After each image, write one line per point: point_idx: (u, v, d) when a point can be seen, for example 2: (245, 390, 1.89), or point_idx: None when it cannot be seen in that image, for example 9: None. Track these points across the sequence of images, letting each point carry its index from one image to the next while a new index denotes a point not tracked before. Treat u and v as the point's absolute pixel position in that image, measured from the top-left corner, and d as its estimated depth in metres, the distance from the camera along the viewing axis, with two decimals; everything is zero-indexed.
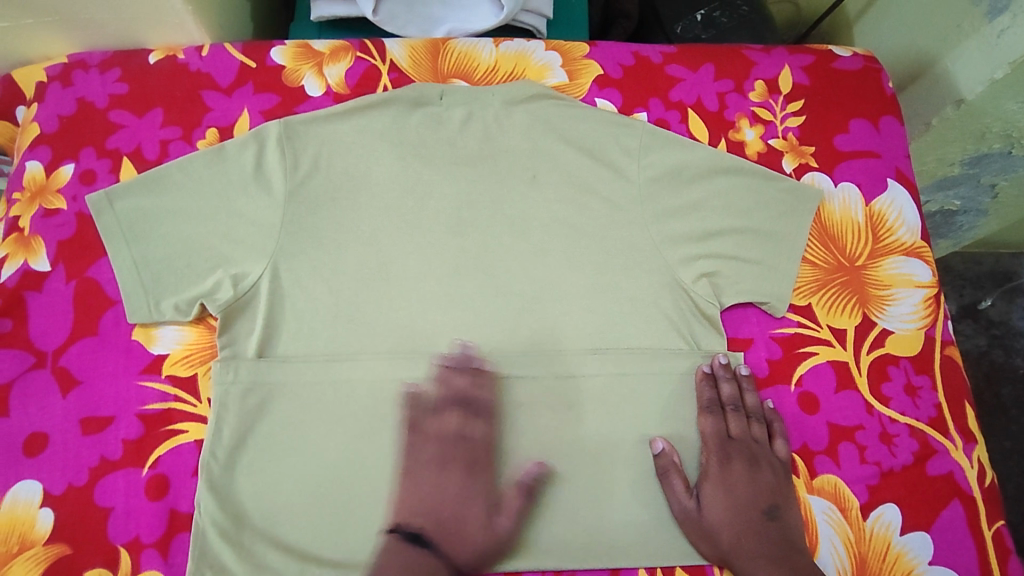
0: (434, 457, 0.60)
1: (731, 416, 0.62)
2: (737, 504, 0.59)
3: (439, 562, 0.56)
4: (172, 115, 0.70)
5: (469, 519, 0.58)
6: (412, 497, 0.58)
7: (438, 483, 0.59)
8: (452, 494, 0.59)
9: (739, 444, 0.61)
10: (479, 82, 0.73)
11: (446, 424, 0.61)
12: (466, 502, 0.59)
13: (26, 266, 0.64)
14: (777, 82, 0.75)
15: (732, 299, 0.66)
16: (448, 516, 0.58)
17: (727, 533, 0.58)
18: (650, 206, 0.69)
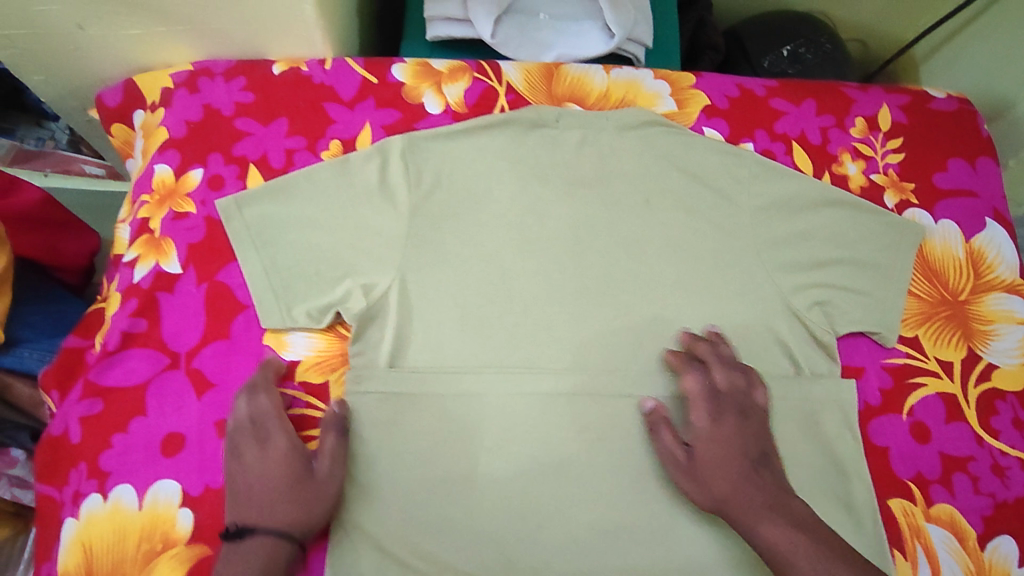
0: (250, 435, 0.58)
1: (716, 370, 0.62)
2: (731, 453, 0.58)
3: (274, 538, 0.53)
4: (297, 126, 0.71)
5: (283, 482, 0.56)
6: (235, 488, 0.56)
7: (239, 467, 0.57)
8: (255, 472, 0.56)
9: (728, 397, 0.61)
10: (593, 107, 0.76)
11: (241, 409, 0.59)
12: (267, 470, 0.56)
13: (159, 268, 0.65)
14: (877, 119, 0.78)
15: (844, 328, 0.68)
16: (265, 493, 0.55)
17: (719, 484, 0.57)
18: (762, 234, 0.71)
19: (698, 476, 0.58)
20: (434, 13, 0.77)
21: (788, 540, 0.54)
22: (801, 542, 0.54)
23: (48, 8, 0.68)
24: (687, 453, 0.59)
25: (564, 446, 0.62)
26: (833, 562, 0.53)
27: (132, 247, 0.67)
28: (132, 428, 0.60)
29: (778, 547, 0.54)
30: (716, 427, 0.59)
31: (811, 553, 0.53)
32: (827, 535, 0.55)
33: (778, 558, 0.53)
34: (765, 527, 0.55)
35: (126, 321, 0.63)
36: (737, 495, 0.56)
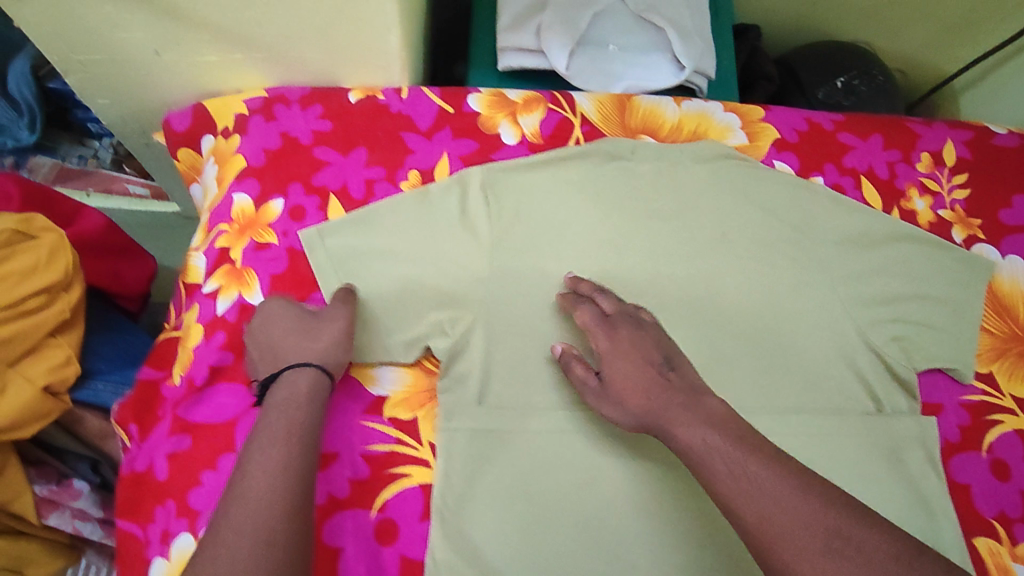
0: (258, 319, 0.62)
1: (603, 299, 0.63)
2: (632, 367, 0.57)
3: (304, 370, 0.57)
4: (376, 156, 0.71)
5: (294, 333, 0.60)
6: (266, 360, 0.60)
7: (259, 347, 0.60)
8: (271, 340, 0.60)
9: (619, 315, 0.61)
10: (666, 140, 0.76)
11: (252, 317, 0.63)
12: (280, 329, 0.60)
13: (243, 300, 0.64)
14: (942, 154, 0.79)
15: (924, 364, 0.68)
16: (285, 350, 0.59)
17: (632, 399, 0.56)
18: (838, 269, 0.71)
19: (615, 399, 0.57)
20: (508, 44, 0.77)
21: (699, 437, 0.51)
22: (731, 446, 0.49)
23: (130, 35, 0.68)
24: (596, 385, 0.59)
25: (655, 484, 0.62)
26: (770, 465, 0.48)
27: (213, 278, 0.66)
28: (221, 465, 0.59)
29: (699, 450, 0.50)
30: (611, 347, 0.59)
31: (733, 452, 0.49)
32: (734, 438, 0.50)
33: (703, 459, 0.50)
34: (678, 430, 0.52)
35: (213, 355, 0.62)
36: (645, 407, 0.55)
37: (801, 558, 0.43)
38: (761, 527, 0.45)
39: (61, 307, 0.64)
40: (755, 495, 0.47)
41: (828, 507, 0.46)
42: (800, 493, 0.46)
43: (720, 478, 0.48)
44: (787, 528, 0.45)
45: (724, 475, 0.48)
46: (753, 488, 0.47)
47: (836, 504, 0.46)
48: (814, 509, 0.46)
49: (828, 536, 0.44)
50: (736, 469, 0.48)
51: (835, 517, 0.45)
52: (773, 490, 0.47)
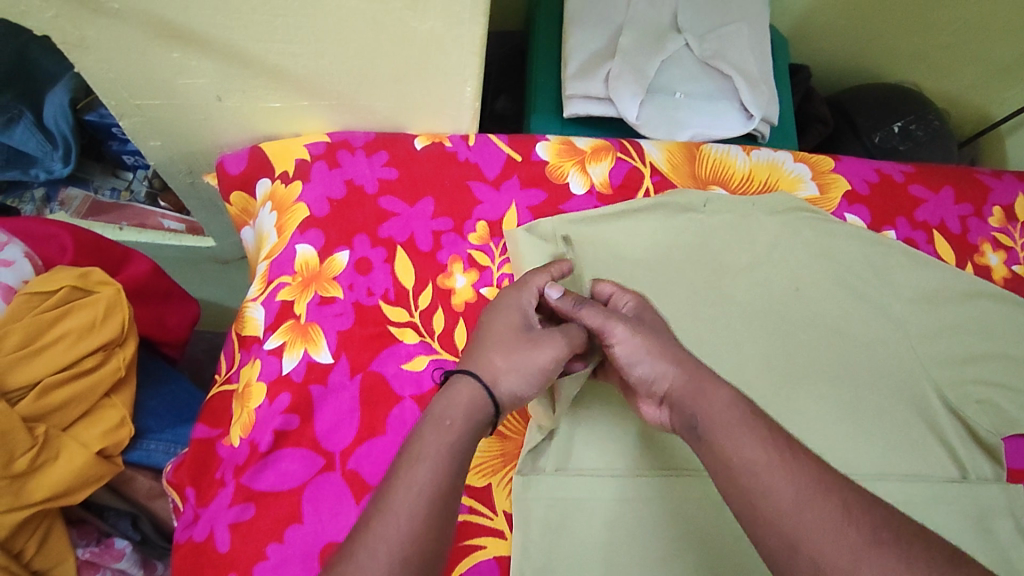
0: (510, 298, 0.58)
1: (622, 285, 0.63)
2: (663, 333, 0.56)
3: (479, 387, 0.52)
4: (443, 206, 0.69)
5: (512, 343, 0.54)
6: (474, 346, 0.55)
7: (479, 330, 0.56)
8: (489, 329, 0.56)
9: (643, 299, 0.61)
10: (737, 191, 0.75)
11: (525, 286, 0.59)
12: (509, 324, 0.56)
13: (309, 358, 0.61)
14: (1013, 208, 0.78)
15: (1009, 429, 0.66)
16: (481, 350, 0.54)
17: (663, 353, 0.54)
18: (914, 328, 0.70)
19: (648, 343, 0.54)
20: (575, 92, 0.76)
21: (724, 406, 0.50)
22: (751, 426, 0.48)
23: (193, 81, 0.66)
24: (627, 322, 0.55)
25: (744, 556, 0.59)
26: (792, 457, 0.46)
27: (276, 334, 0.63)
28: (287, 536, 0.56)
29: (721, 419, 0.49)
30: (644, 309, 0.58)
31: (758, 434, 0.48)
32: (756, 420, 0.49)
33: (717, 428, 0.49)
34: (701, 397, 0.51)
35: (278, 418, 0.59)
36: (678, 364, 0.53)
37: (834, 549, 0.41)
38: (781, 515, 0.43)
39: (116, 365, 0.60)
40: (765, 479, 0.45)
41: (849, 514, 0.43)
42: (811, 489, 0.44)
43: (738, 454, 0.47)
44: (797, 523, 0.43)
45: (737, 447, 0.47)
46: (769, 475, 0.45)
47: (860, 516, 0.42)
48: (827, 514, 0.42)
49: (842, 546, 0.41)
50: (753, 449, 0.47)
51: (858, 530, 0.42)
52: (782, 480, 0.45)
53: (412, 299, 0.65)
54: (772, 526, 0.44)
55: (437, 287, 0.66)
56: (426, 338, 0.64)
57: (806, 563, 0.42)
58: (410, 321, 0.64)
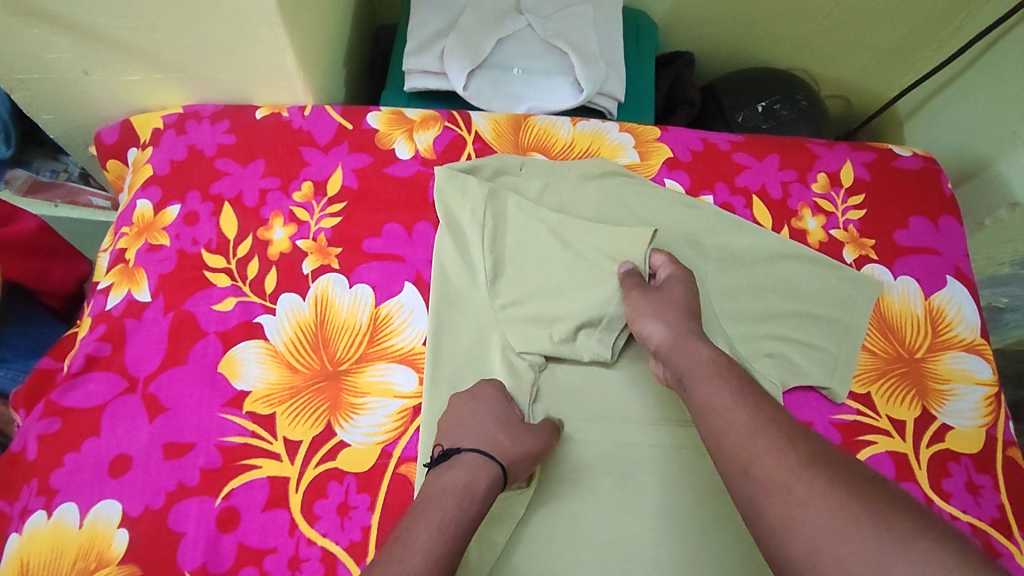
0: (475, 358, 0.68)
1: (659, 254, 0.71)
2: (671, 303, 0.65)
3: (496, 467, 0.56)
4: (273, 168, 0.76)
5: (494, 427, 0.59)
6: (459, 418, 0.60)
7: (466, 401, 0.62)
8: (473, 409, 0.61)
9: (676, 276, 0.68)
10: (557, 157, 0.79)
11: (666, 283, 0.67)
12: (486, 409, 0.61)
13: (130, 296, 0.69)
14: (839, 175, 0.79)
15: (791, 381, 0.67)
16: (471, 429, 0.59)
17: (660, 319, 0.63)
18: (714, 284, 0.72)
19: (652, 306, 0.65)
20: (412, 67, 0.81)
21: (704, 361, 0.58)
22: (726, 378, 0.56)
23: (59, 56, 0.75)
24: (645, 294, 0.66)
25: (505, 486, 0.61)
26: (755, 405, 0.53)
27: (108, 275, 0.70)
28: (84, 447, 0.62)
29: (700, 370, 0.58)
30: (673, 280, 0.68)
31: (730, 385, 0.55)
32: (731, 373, 0.57)
33: (697, 374, 0.58)
34: (687, 354, 0.60)
35: (92, 345, 0.66)
36: (672, 327, 0.62)
37: (766, 470, 0.48)
38: (732, 451, 0.51)
39: None
40: (731, 420, 0.53)
41: (790, 442, 0.49)
42: (762, 423, 0.51)
43: (713, 402, 0.55)
44: (749, 450, 0.50)
45: (711, 393, 0.55)
46: (732, 417, 0.53)
47: (799, 441, 0.49)
48: (772, 443, 0.49)
49: (780, 464, 0.48)
50: (719, 394, 0.55)
51: (796, 451, 0.49)
52: (741, 418, 0.52)
53: (231, 248, 0.72)
54: (731, 456, 0.51)
55: (257, 239, 0.72)
56: (237, 282, 0.70)
57: (754, 483, 0.48)
58: (226, 267, 0.71)
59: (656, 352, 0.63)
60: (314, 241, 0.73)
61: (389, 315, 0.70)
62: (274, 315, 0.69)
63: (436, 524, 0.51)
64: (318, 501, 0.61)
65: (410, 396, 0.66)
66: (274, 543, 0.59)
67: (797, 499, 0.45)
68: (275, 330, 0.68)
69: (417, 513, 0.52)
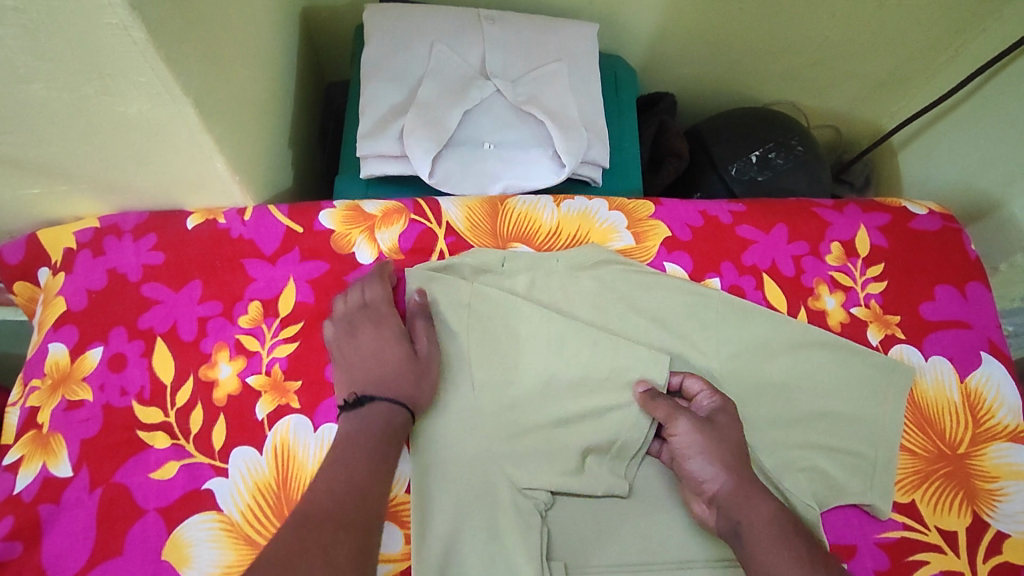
0: (366, 316, 0.62)
1: (692, 378, 0.63)
2: (729, 440, 0.58)
3: (405, 411, 0.57)
4: (211, 289, 0.65)
5: (393, 368, 0.59)
6: (355, 365, 0.60)
7: (355, 345, 0.61)
8: (368, 349, 0.61)
9: (722, 410, 0.60)
10: (543, 247, 0.70)
11: (715, 414, 0.59)
12: (383, 350, 0.60)
13: (45, 472, 0.57)
14: (854, 244, 0.71)
15: (831, 499, 0.60)
16: (374, 375, 0.59)
17: (717, 461, 0.56)
18: (733, 385, 0.64)
19: (709, 441, 0.57)
20: (367, 153, 0.71)
21: (769, 522, 0.53)
22: (791, 545, 0.51)
23: None
24: (692, 422, 0.58)
25: None
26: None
27: (15, 446, 0.58)
28: None
29: (766, 532, 0.52)
30: (723, 411, 0.60)
31: (790, 554, 0.51)
32: (799, 538, 0.52)
33: (760, 537, 0.52)
34: (750, 508, 0.54)
35: None
36: (731, 472, 0.56)
37: None
38: None
39: None
40: None
41: None
42: None
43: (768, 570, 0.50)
44: None
45: (777, 562, 0.50)
46: None
47: None
48: None
49: None
50: (787, 565, 0.50)
51: None
52: None
53: (168, 396, 0.60)
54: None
55: (198, 380, 0.61)
56: (179, 439, 0.59)
57: None
58: (164, 421, 0.59)
59: (708, 495, 0.56)
60: (267, 375, 0.62)
61: None
62: (226, 478, 0.58)
63: (364, 468, 0.53)
64: None
65: (398, 559, 0.56)
66: None
67: None
68: (228, 497, 0.57)
69: (342, 455, 0.54)
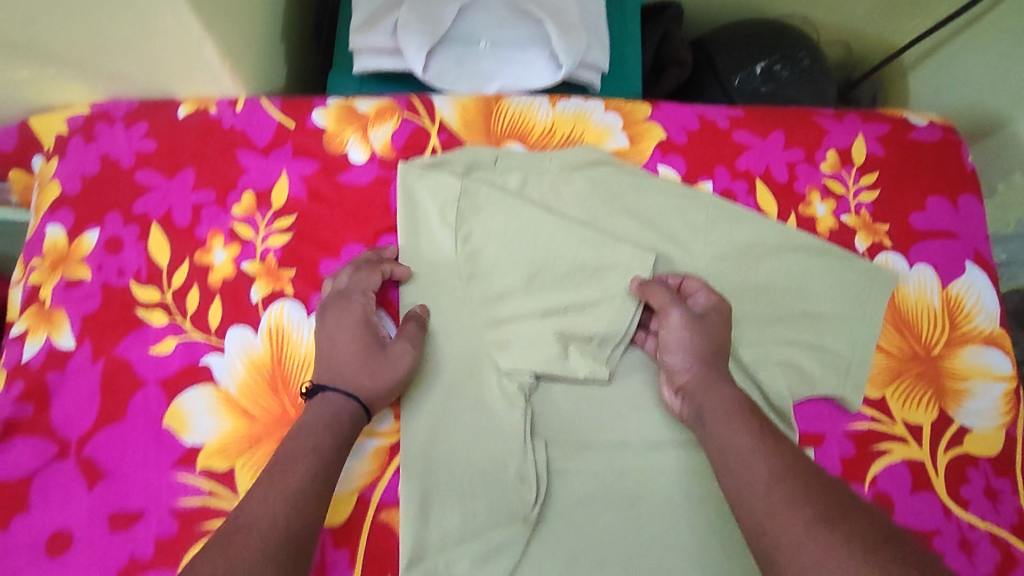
0: (337, 302, 0.58)
1: (693, 281, 0.63)
2: (712, 335, 0.59)
3: (356, 408, 0.53)
4: (204, 177, 0.65)
5: (354, 365, 0.55)
6: (321, 352, 0.56)
7: (322, 331, 0.57)
8: (332, 336, 0.56)
9: (715, 311, 0.61)
10: (536, 146, 0.69)
11: (707, 311, 0.60)
12: (346, 342, 0.56)
13: (50, 344, 0.59)
14: (851, 152, 0.71)
15: (804, 392, 0.62)
16: (337, 367, 0.55)
17: (697, 348, 0.58)
18: (717, 284, 0.65)
19: (692, 334, 0.58)
20: (360, 46, 0.70)
21: (729, 403, 0.53)
22: (748, 422, 0.51)
23: None
24: (684, 313, 0.59)
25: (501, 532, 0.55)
26: (773, 449, 0.48)
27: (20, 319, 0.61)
28: (15, 525, 0.55)
29: (722, 411, 0.53)
30: (715, 310, 0.61)
31: (749, 427, 0.50)
32: (755, 418, 0.51)
33: (717, 415, 0.52)
34: (717, 394, 0.54)
35: (10, 406, 0.57)
36: (707, 362, 0.57)
37: (780, 524, 0.41)
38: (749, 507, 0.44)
39: None
40: (749, 465, 0.47)
41: (811, 492, 0.43)
42: (780, 473, 0.45)
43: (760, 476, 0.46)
44: (767, 502, 0.44)
45: (729, 435, 0.50)
46: (749, 461, 0.47)
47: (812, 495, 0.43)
48: (791, 492, 0.43)
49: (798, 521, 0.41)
50: (738, 433, 0.50)
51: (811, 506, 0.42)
52: (761, 464, 0.47)
53: (164, 278, 0.62)
54: (763, 539, 0.42)
55: (193, 264, 0.62)
56: (176, 319, 0.61)
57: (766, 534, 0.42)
58: (161, 302, 0.61)
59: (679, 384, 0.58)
60: (261, 262, 0.63)
61: None
62: (222, 355, 0.60)
63: (310, 500, 0.46)
64: None
65: (387, 435, 0.59)
66: None
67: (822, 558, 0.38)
68: (224, 373, 0.59)
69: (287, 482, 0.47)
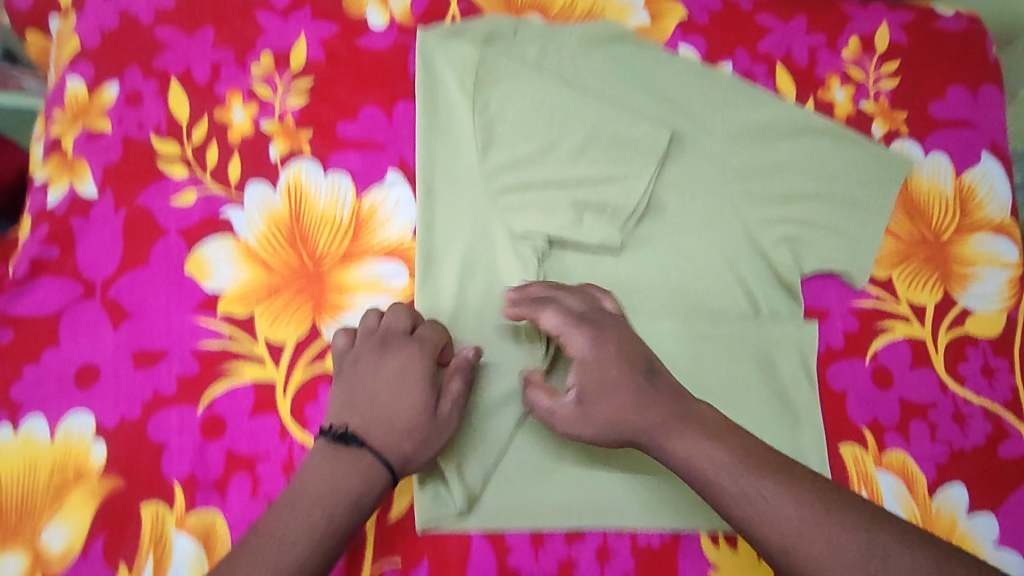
0: (402, 347, 0.54)
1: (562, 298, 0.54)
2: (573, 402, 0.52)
3: (386, 476, 0.49)
4: (223, 36, 0.65)
5: (402, 413, 0.51)
6: (362, 390, 0.52)
7: (371, 369, 0.53)
8: (385, 381, 0.52)
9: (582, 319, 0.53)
10: (555, 20, 0.69)
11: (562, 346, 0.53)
12: (400, 390, 0.52)
13: (73, 191, 0.60)
14: (874, 39, 0.70)
15: (811, 269, 0.64)
16: (380, 412, 0.51)
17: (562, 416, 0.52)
18: (732, 161, 0.65)
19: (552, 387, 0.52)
20: None
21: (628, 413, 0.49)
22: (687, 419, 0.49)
23: None
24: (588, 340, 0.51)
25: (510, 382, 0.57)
26: (726, 437, 0.48)
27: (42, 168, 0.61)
28: (44, 358, 0.57)
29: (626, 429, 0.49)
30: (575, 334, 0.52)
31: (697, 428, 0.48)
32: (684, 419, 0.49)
33: (638, 429, 0.49)
34: (597, 411, 0.50)
35: (36, 247, 0.59)
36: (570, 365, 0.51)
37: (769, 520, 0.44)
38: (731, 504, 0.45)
39: None
40: (713, 466, 0.46)
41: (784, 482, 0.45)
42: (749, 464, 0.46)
43: (780, 533, 0.43)
44: (746, 499, 0.45)
45: (677, 444, 0.48)
46: (714, 462, 0.46)
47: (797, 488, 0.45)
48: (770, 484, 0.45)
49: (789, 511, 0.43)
50: (683, 449, 0.47)
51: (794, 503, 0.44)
52: (722, 458, 0.47)
53: (184, 133, 0.62)
54: (753, 524, 0.44)
55: (213, 121, 0.63)
56: (196, 171, 0.62)
57: (767, 539, 0.44)
58: (181, 155, 0.62)
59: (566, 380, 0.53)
60: (279, 122, 0.63)
61: (372, 209, 0.62)
62: (241, 208, 0.61)
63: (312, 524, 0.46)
64: (308, 405, 0.57)
65: (402, 293, 0.61)
66: (265, 450, 0.56)
67: (826, 538, 0.42)
68: (245, 224, 0.61)
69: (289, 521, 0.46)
